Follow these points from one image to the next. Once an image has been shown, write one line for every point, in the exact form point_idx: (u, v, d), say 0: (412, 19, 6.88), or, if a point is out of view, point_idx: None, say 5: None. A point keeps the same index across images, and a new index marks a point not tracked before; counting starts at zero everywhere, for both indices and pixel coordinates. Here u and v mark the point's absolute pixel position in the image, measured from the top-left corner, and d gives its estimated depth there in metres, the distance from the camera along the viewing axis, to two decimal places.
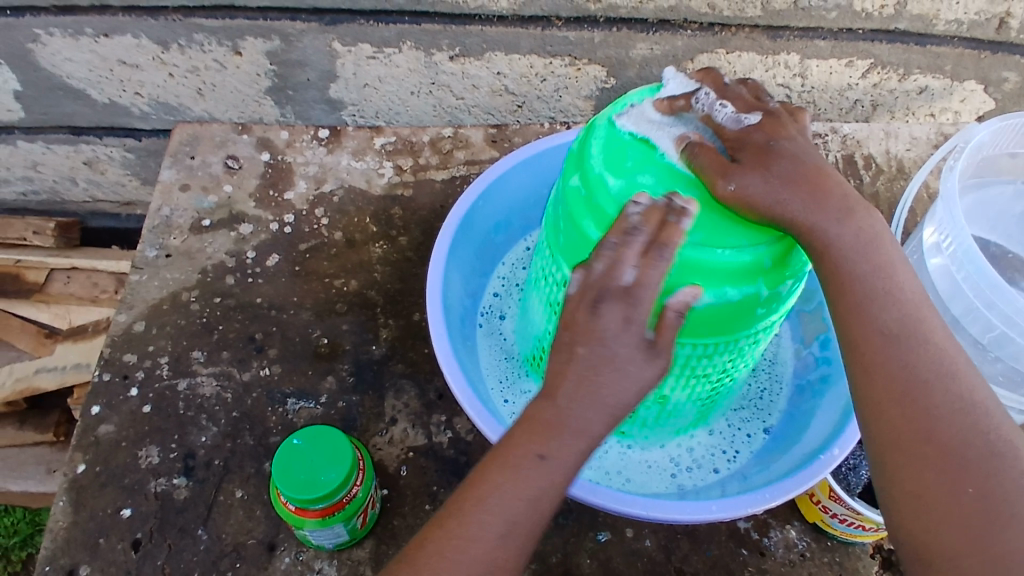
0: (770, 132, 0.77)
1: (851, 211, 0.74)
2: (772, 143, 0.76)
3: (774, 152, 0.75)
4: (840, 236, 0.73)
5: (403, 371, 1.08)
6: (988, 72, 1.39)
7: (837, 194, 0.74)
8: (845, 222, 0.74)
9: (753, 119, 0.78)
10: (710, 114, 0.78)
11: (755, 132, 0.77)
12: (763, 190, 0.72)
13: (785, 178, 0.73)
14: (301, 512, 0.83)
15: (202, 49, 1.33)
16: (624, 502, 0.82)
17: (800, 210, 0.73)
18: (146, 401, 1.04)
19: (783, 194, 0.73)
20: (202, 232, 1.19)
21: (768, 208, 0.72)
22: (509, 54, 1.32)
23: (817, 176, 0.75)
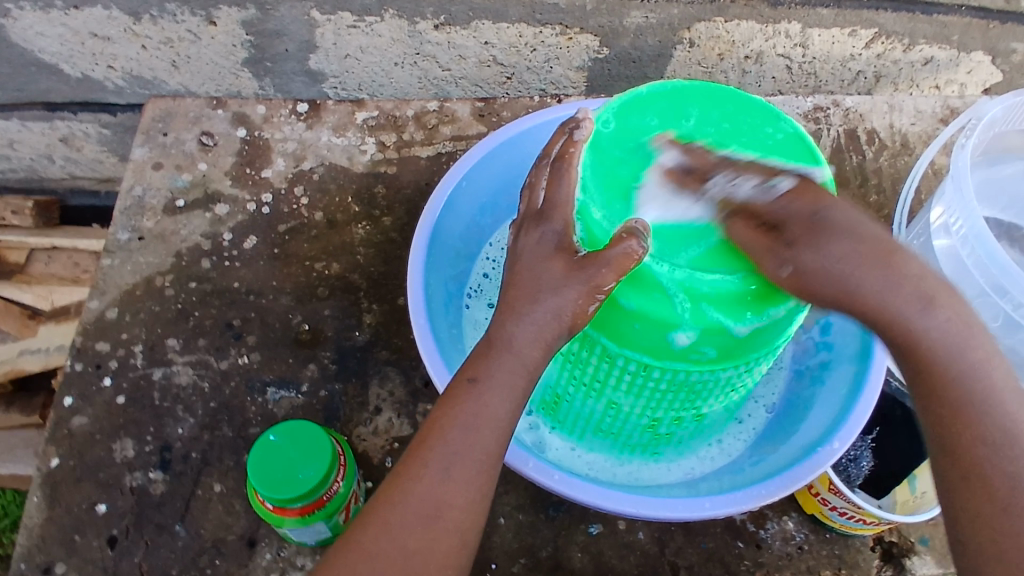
0: (810, 200, 0.70)
1: (932, 296, 0.69)
2: (817, 216, 0.70)
3: (826, 227, 0.69)
4: (933, 327, 0.69)
5: (388, 358, 1.04)
6: (995, 43, 1.33)
7: (911, 273, 0.69)
8: (933, 310, 0.69)
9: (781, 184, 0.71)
10: (728, 195, 0.71)
11: (790, 206, 0.70)
12: (830, 272, 0.68)
13: (851, 261, 0.68)
14: (279, 510, 0.80)
15: (175, 19, 1.26)
16: (613, 500, 0.79)
17: (879, 288, 0.68)
18: (120, 392, 1.00)
19: (856, 277, 0.68)
20: (176, 213, 1.14)
21: (836, 288, 0.68)
22: (497, 23, 1.26)
23: (888, 250, 0.70)
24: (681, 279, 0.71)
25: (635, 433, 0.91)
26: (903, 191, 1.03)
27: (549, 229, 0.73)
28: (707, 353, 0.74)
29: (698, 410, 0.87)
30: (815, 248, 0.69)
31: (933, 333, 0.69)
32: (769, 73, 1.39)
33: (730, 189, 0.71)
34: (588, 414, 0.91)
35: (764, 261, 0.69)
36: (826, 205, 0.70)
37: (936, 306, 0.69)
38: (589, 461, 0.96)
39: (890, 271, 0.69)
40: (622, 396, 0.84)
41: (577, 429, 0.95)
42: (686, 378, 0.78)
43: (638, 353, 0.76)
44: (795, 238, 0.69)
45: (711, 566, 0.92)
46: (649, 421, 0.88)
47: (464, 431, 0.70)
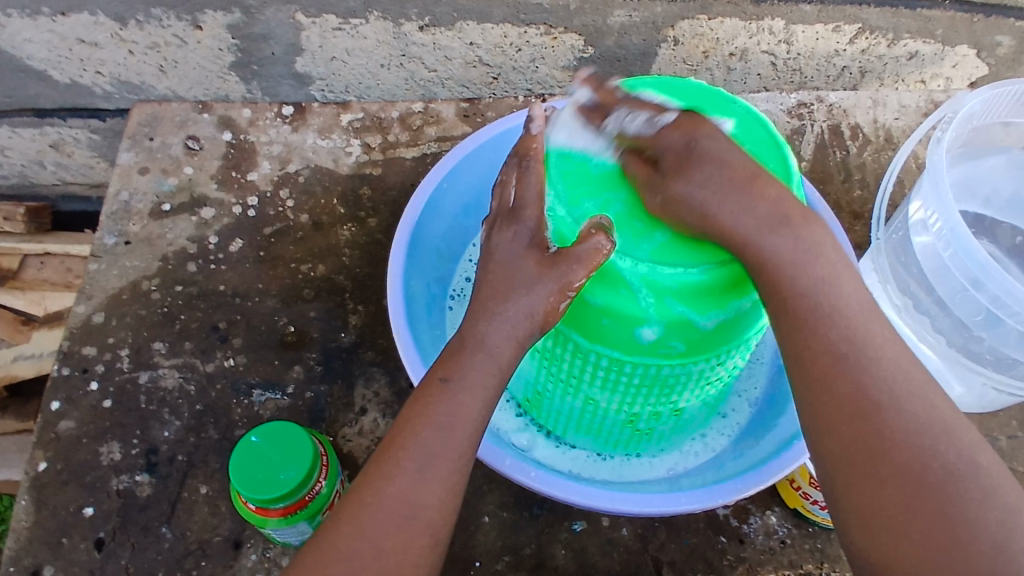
0: (687, 130, 0.73)
1: (787, 219, 0.70)
2: (692, 145, 0.72)
3: (699, 156, 0.71)
4: (775, 248, 0.69)
5: (373, 359, 1.04)
6: (981, 37, 1.33)
7: (773, 198, 0.70)
8: (782, 231, 0.69)
9: (668, 118, 0.75)
10: (623, 129, 0.75)
11: (669, 136, 0.73)
12: (697, 198, 0.70)
13: (711, 184, 0.70)
14: (262, 511, 0.80)
15: (161, 24, 1.27)
16: (590, 497, 0.80)
17: (734, 214, 0.69)
18: (107, 395, 1.00)
19: (714, 201, 0.70)
20: (162, 217, 1.14)
21: (704, 220, 0.70)
22: (481, 23, 1.26)
23: (752, 174, 0.71)
24: (644, 274, 0.72)
25: (615, 429, 0.92)
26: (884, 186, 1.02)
27: (524, 228, 0.74)
28: (676, 348, 0.75)
29: (674, 406, 0.87)
30: (682, 173, 0.71)
31: (774, 254, 0.69)
32: (755, 69, 1.39)
33: (622, 125, 0.76)
34: (568, 412, 0.91)
35: (646, 190, 0.72)
36: (702, 134, 0.73)
37: (792, 224, 0.70)
38: (572, 457, 0.97)
39: (748, 192, 0.70)
40: (600, 392, 0.84)
41: (560, 427, 0.95)
42: (659, 373, 0.79)
43: (611, 348, 0.76)
44: (669, 167, 0.72)
45: (694, 562, 0.92)
46: (628, 418, 0.89)
47: (438, 431, 0.69)
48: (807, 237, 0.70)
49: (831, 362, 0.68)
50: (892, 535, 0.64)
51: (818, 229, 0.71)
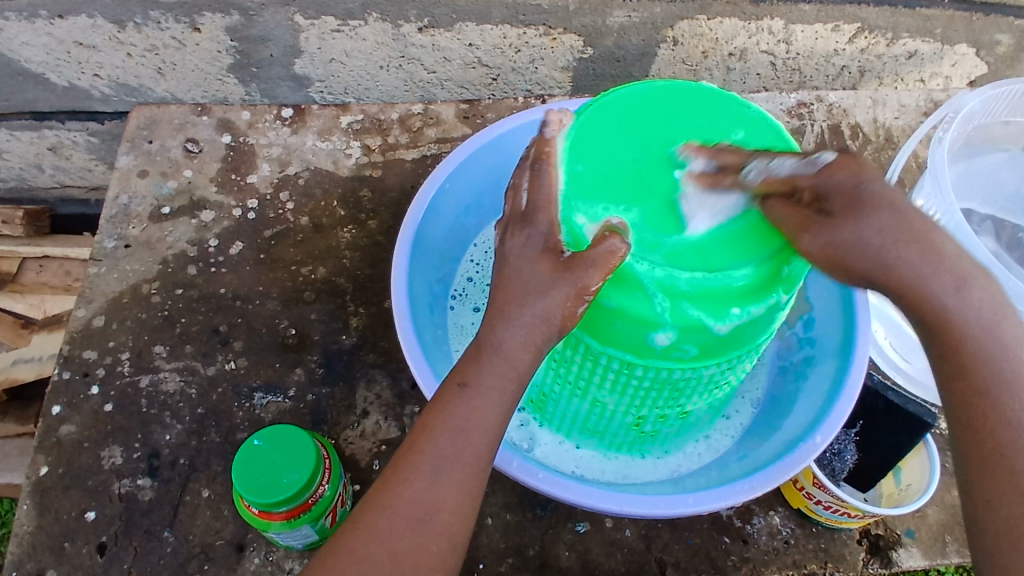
0: (852, 172, 0.71)
1: (964, 275, 0.69)
2: (862, 187, 0.70)
3: (867, 199, 0.69)
4: (961, 307, 0.69)
5: (375, 361, 1.04)
6: (980, 35, 1.34)
7: (947, 246, 0.70)
8: (963, 289, 0.69)
9: (826, 158, 0.71)
10: (770, 175, 0.71)
11: (836, 176, 0.70)
12: (873, 251, 0.69)
13: (887, 236, 0.69)
14: (265, 514, 0.80)
15: (159, 26, 1.27)
16: (596, 499, 0.79)
17: (914, 271, 0.69)
18: (108, 399, 1.00)
19: (899, 257, 0.69)
20: (161, 220, 1.14)
21: (880, 266, 0.69)
22: (481, 24, 1.26)
23: (926, 226, 0.70)
24: (661, 278, 0.70)
25: (620, 431, 0.91)
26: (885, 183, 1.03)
27: (536, 231, 0.72)
28: (688, 351, 0.75)
29: (681, 408, 0.87)
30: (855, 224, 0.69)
31: (956, 313, 0.69)
32: (754, 69, 1.39)
33: (769, 170, 0.71)
34: (574, 413, 0.91)
35: (805, 237, 0.69)
36: (869, 179, 0.70)
37: (968, 283, 0.69)
38: (576, 457, 0.97)
39: (919, 246, 0.69)
40: (605, 393, 0.84)
41: (564, 427, 0.95)
42: (669, 376, 0.79)
43: (622, 350, 0.76)
44: (836, 212, 0.70)
45: (698, 562, 0.92)
46: (634, 420, 0.88)
47: (453, 436, 0.68)
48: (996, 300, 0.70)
49: (981, 340, 0.69)
50: (996, 502, 0.67)
51: (979, 274, 0.70)
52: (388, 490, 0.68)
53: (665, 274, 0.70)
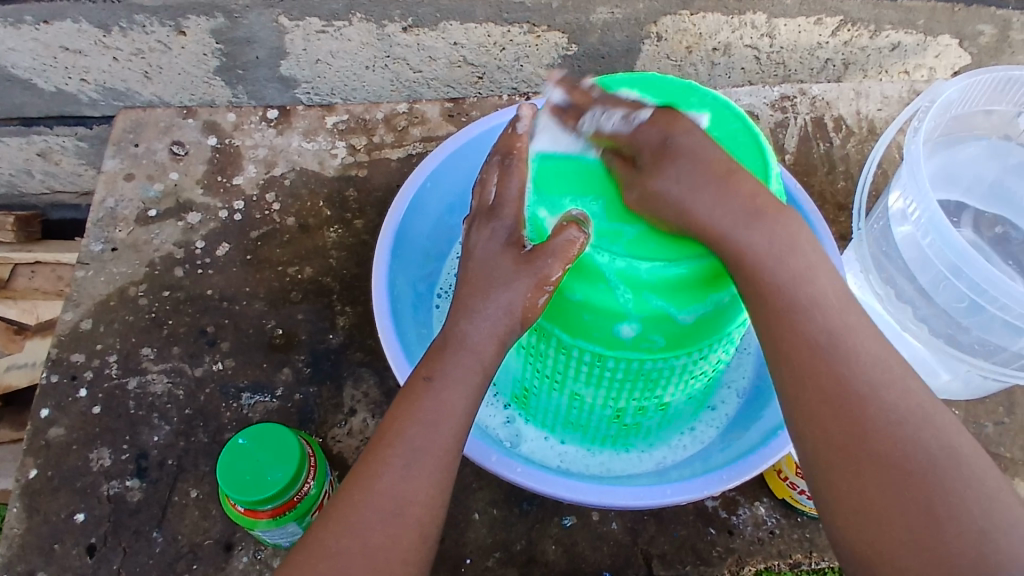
0: (664, 127, 0.74)
1: (759, 212, 0.70)
2: (669, 140, 0.73)
3: (673, 150, 0.72)
4: (751, 239, 0.69)
5: (362, 360, 1.05)
6: (963, 26, 1.34)
7: (747, 190, 0.71)
8: (754, 225, 0.69)
9: (644, 115, 0.75)
10: (600, 128, 0.76)
11: (647, 132, 0.74)
12: (670, 191, 0.70)
13: (684, 179, 0.70)
14: (251, 513, 0.81)
15: (144, 30, 1.27)
16: (577, 492, 0.80)
17: (709, 209, 0.70)
18: (96, 402, 1.01)
19: (688, 192, 0.70)
20: (148, 223, 1.14)
21: (680, 218, 0.70)
22: (464, 23, 1.27)
23: (726, 171, 0.71)
24: (621, 269, 0.72)
25: (602, 424, 0.92)
26: (862, 180, 1.01)
27: (501, 226, 0.75)
28: (657, 342, 0.76)
29: (660, 400, 0.87)
30: (657, 169, 0.71)
31: (751, 245, 0.69)
32: (738, 64, 1.40)
33: (599, 123, 0.77)
34: (556, 409, 0.92)
35: (626, 187, 0.73)
36: (678, 132, 0.73)
37: (763, 215, 0.70)
38: (561, 452, 0.97)
39: (722, 187, 0.70)
40: (584, 387, 0.85)
41: (548, 422, 0.96)
42: (640, 366, 0.79)
43: (595, 343, 0.77)
44: (647, 164, 0.73)
45: (683, 554, 0.93)
46: (614, 413, 0.89)
47: (426, 429, 0.69)
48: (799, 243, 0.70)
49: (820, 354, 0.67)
50: (886, 529, 0.62)
51: (794, 227, 0.70)
52: (361, 485, 0.68)
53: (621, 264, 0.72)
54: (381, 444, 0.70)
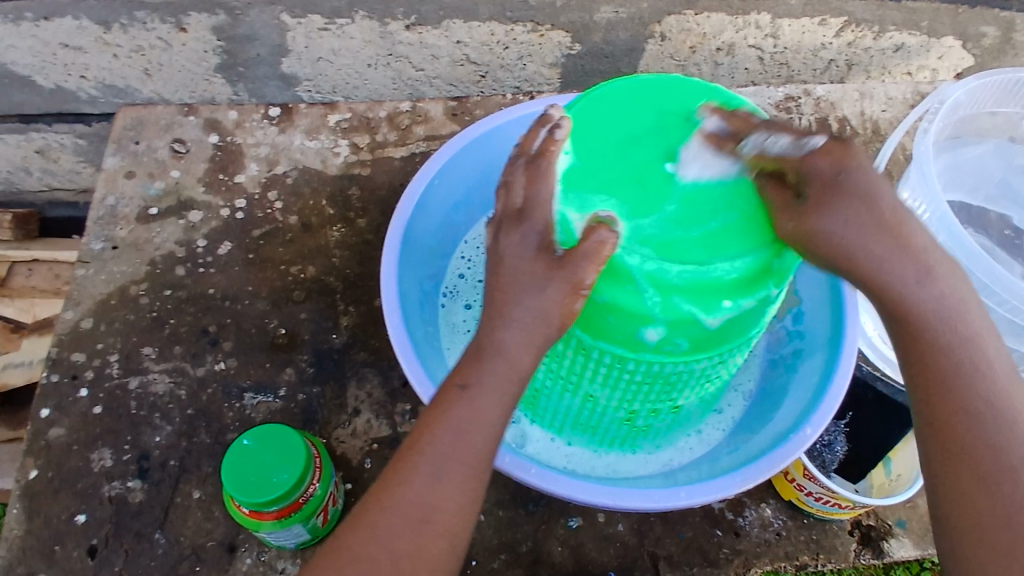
0: (839, 160, 0.69)
1: (932, 268, 0.69)
2: (841, 177, 0.69)
3: (844, 188, 0.68)
4: (933, 298, 0.69)
5: (366, 360, 1.04)
6: (966, 27, 1.34)
7: (918, 238, 0.69)
8: (925, 282, 0.69)
9: (817, 142, 0.70)
10: (763, 151, 0.71)
11: (817, 161, 0.69)
12: (840, 238, 0.68)
13: (862, 229, 0.68)
14: (256, 514, 0.80)
15: (144, 27, 1.26)
16: (587, 493, 0.79)
17: (879, 258, 0.68)
18: (97, 402, 1.00)
19: (861, 241, 0.68)
20: (149, 221, 1.13)
21: (847, 257, 0.68)
22: (468, 21, 1.26)
23: (899, 220, 0.69)
24: (652, 272, 0.71)
25: (612, 426, 0.92)
26: (873, 173, 1.03)
27: (531, 229, 0.71)
28: (680, 345, 0.75)
29: (673, 401, 0.87)
30: (826, 207, 0.68)
31: (929, 304, 0.69)
32: (742, 64, 1.39)
33: (764, 145, 0.72)
34: (566, 409, 0.91)
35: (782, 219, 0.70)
36: (857, 169, 0.69)
37: (936, 278, 0.69)
38: (567, 453, 0.97)
39: (894, 242, 0.68)
40: (598, 389, 0.84)
41: (558, 424, 0.95)
42: (660, 370, 0.79)
43: (613, 344, 0.76)
44: (813, 198, 0.69)
45: (690, 556, 0.93)
46: (624, 414, 0.89)
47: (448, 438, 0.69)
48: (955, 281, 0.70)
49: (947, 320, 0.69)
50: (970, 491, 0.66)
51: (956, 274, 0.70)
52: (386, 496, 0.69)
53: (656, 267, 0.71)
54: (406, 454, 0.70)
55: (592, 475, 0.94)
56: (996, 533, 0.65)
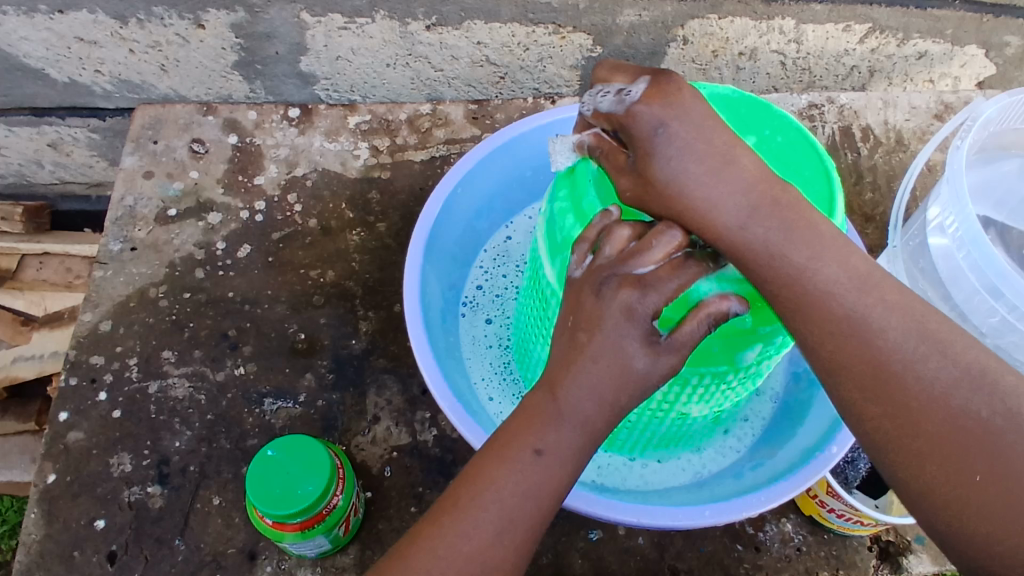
0: (660, 104, 0.70)
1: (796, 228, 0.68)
2: (659, 130, 0.69)
3: (664, 141, 0.69)
4: (762, 237, 0.68)
5: (385, 366, 1.03)
6: (989, 37, 1.33)
7: (745, 175, 0.69)
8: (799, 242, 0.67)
9: (637, 90, 0.71)
10: (596, 108, 0.73)
11: (641, 111, 0.70)
12: (668, 187, 0.70)
13: (692, 171, 0.69)
14: (278, 526, 0.80)
15: (162, 23, 1.24)
16: (616, 510, 0.79)
17: (710, 197, 0.69)
18: (116, 406, 0.99)
19: (690, 183, 0.69)
20: (168, 222, 1.13)
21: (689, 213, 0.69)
22: (489, 23, 1.24)
23: (728, 151, 0.70)
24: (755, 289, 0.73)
25: (694, 432, 0.95)
26: (902, 189, 1.04)
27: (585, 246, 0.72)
28: (777, 343, 0.79)
29: (711, 408, 0.89)
30: (651, 161, 0.70)
31: (765, 242, 0.68)
32: (764, 69, 1.38)
33: (596, 102, 0.73)
34: (652, 432, 0.93)
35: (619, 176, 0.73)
36: (674, 115, 0.70)
37: (765, 216, 0.68)
38: (608, 464, 0.98)
39: (722, 175, 0.69)
40: (692, 405, 0.86)
41: (626, 445, 0.97)
42: (746, 370, 0.83)
43: (716, 366, 0.79)
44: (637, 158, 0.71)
45: (711, 571, 0.93)
46: (711, 417, 0.92)
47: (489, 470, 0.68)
48: (799, 228, 0.68)
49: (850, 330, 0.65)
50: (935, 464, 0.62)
51: (799, 206, 0.69)
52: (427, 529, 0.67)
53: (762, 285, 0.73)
54: (455, 493, 0.68)
55: (628, 488, 0.95)
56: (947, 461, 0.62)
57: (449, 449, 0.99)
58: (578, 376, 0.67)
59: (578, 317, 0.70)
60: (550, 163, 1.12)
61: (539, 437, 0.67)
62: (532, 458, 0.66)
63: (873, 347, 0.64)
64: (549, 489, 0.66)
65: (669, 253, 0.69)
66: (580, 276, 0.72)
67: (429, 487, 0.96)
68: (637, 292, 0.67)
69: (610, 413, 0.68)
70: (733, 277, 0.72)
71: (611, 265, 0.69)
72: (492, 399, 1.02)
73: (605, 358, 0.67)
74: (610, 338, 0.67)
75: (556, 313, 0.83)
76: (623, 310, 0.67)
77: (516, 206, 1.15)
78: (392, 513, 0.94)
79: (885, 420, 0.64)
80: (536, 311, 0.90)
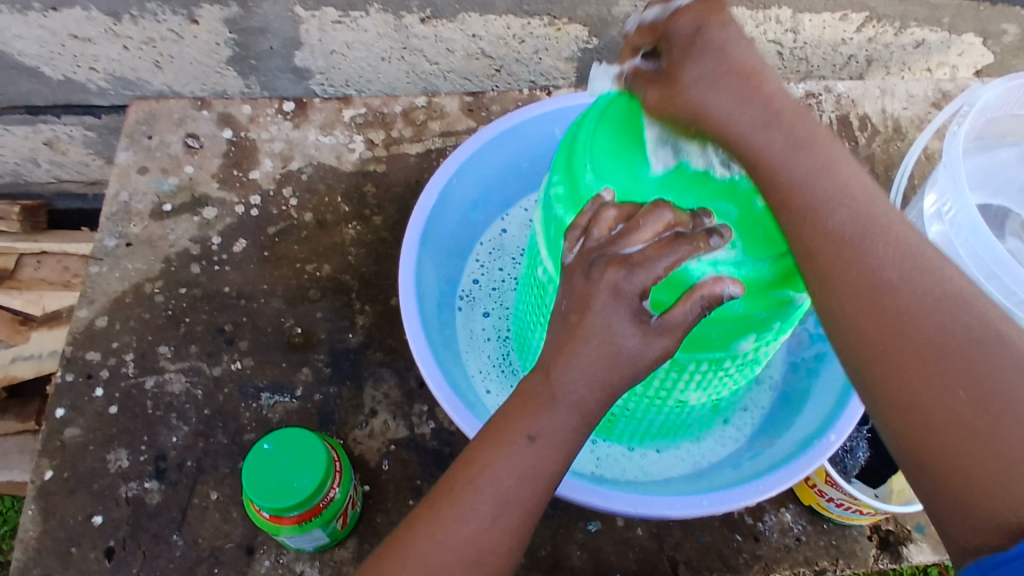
0: (699, 17, 0.71)
1: (811, 142, 0.69)
2: (699, 32, 0.70)
3: (704, 42, 0.70)
4: (767, 143, 0.69)
5: (382, 359, 1.03)
6: (987, 25, 1.32)
7: (770, 91, 0.70)
8: (807, 152, 0.68)
9: (682, 1, 0.72)
10: (641, 23, 0.74)
11: (683, 18, 0.71)
12: (692, 95, 0.70)
13: (716, 86, 0.70)
14: (275, 519, 0.80)
15: (155, 18, 1.23)
16: (614, 500, 0.79)
17: (726, 114, 0.70)
18: (112, 401, 0.99)
19: (705, 92, 0.70)
20: (163, 218, 1.12)
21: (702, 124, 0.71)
22: (484, 14, 1.23)
23: (750, 69, 0.71)
24: (749, 274, 0.73)
25: (693, 420, 0.94)
26: (899, 177, 1.03)
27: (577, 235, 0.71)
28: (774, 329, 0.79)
29: (710, 395, 0.89)
30: (683, 64, 0.71)
31: (766, 150, 0.69)
32: (761, 59, 1.37)
33: (641, 21, 0.75)
34: (650, 421, 0.93)
35: (648, 92, 0.73)
36: (715, 22, 0.71)
37: (788, 125, 0.69)
38: (607, 455, 0.98)
39: (744, 92, 0.70)
40: (689, 393, 0.86)
41: (624, 435, 0.96)
42: (744, 357, 0.82)
43: (712, 353, 0.78)
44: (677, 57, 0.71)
45: (710, 560, 0.92)
46: (709, 405, 0.92)
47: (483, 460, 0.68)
48: (810, 138, 0.69)
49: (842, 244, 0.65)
50: (924, 409, 0.59)
51: (812, 129, 0.70)
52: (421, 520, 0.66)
53: (755, 271, 0.73)
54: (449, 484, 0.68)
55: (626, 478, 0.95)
56: (935, 409, 0.58)
57: (447, 441, 0.98)
58: (573, 364, 0.67)
59: (572, 302, 0.69)
60: (546, 154, 1.11)
61: (533, 423, 0.66)
62: (528, 445, 0.66)
63: (867, 267, 0.63)
64: (545, 478, 0.66)
65: (658, 233, 0.67)
66: (571, 262, 0.71)
67: (427, 480, 0.96)
68: (624, 272, 0.67)
69: (606, 402, 0.67)
70: (729, 262, 0.72)
71: (598, 249, 0.69)
72: (489, 392, 1.01)
73: (601, 345, 0.67)
74: (606, 328, 0.67)
75: (552, 301, 0.83)
76: (618, 298, 0.67)
77: (512, 199, 1.14)
78: (389, 506, 0.94)
79: (867, 341, 0.63)
80: (533, 301, 0.89)
